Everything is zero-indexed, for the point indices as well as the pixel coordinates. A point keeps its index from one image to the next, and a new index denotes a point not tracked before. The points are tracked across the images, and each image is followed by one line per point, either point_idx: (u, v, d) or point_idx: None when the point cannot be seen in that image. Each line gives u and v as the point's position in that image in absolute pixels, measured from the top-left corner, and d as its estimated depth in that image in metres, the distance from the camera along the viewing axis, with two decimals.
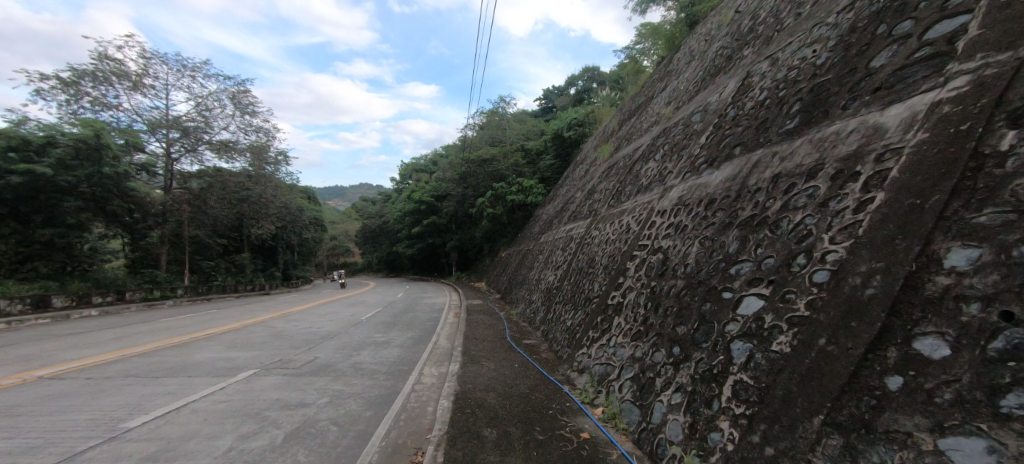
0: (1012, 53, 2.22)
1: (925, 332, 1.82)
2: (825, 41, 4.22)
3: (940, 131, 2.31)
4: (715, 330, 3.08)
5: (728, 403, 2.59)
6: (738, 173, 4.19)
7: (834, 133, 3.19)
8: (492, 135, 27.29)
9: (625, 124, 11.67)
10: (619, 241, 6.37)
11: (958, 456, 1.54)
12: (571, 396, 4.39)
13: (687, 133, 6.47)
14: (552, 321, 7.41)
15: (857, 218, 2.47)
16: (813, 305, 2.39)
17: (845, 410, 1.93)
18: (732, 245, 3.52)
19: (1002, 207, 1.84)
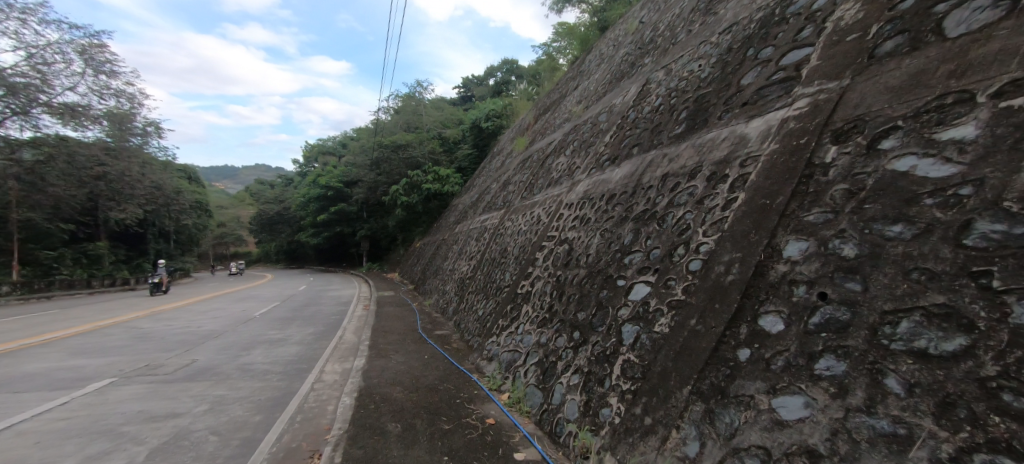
0: (837, 85, 2.72)
1: (768, 311, 2.15)
2: (709, 58, 4.76)
3: (786, 143, 2.76)
4: (610, 315, 3.35)
5: (617, 381, 2.85)
6: (635, 171, 4.57)
7: (712, 139, 3.62)
8: (406, 121, 26.30)
9: (541, 119, 12.00)
10: (530, 232, 6.58)
11: (784, 412, 1.81)
12: (478, 384, 4.47)
13: (594, 132, 6.87)
14: (465, 311, 7.42)
15: (723, 215, 2.86)
16: (687, 290, 2.73)
17: (707, 380, 2.22)
18: (627, 237, 3.85)
19: (824, 208, 2.24)
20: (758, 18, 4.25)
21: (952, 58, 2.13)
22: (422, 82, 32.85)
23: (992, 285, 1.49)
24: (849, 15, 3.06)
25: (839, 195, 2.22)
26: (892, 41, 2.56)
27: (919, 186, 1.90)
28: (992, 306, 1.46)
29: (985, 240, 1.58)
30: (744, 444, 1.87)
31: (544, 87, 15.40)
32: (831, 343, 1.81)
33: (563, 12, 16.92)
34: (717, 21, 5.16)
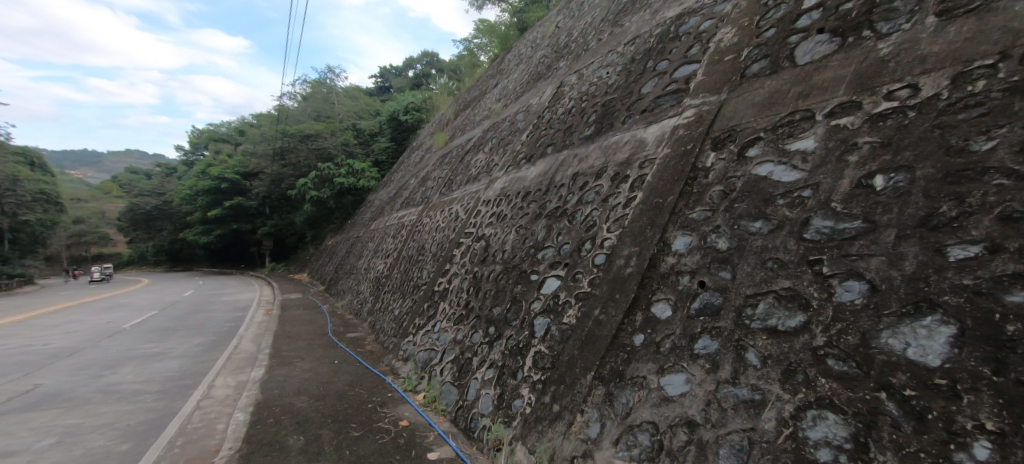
0: (717, 98, 3.09)
1: (659, 299, 2.38)
2: (616, 66, 5.10)
3: (676, 149, 3.07)
4: (523, 309, 3.46)
5: (529, 372, 2.95)
6: (548, 170, 4.76)
7: (616, 142, 3.89)
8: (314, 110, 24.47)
9: (460, 115, 11.90)
10: (448, 229, 6.52)
11: (669, 388, 2.01)
12: (392, 386, 4.34)
13: (512, 130, 6.99)
14: (380, 312, 7.13)
15: (625, 213, 3.10)
16: (592, 282, 2.92)
17: (607, 365, 2.39)
18: (540, 233, 4.00)
19: (705, 206, 2.53)
20: (657, 33, 4.66)
21: (800, 82, 2.53)
22: (332, 69, 30.74)
23: (821, 271, 1.79)
24: (727, 38, 3.48)
25: (715, 195, 2.52)
26: (758, 64, 2.96)
27: (775, 188, 2.24)
28: (822, 287, 1.75)
29: (818, 233, 1.90)
30: (636, 421, 2.04)
31: (464, 83, 15.30)
32: (708, 325, 2.06)
33: (482, 8, 16.91)
34: (623, 32, 5.55)
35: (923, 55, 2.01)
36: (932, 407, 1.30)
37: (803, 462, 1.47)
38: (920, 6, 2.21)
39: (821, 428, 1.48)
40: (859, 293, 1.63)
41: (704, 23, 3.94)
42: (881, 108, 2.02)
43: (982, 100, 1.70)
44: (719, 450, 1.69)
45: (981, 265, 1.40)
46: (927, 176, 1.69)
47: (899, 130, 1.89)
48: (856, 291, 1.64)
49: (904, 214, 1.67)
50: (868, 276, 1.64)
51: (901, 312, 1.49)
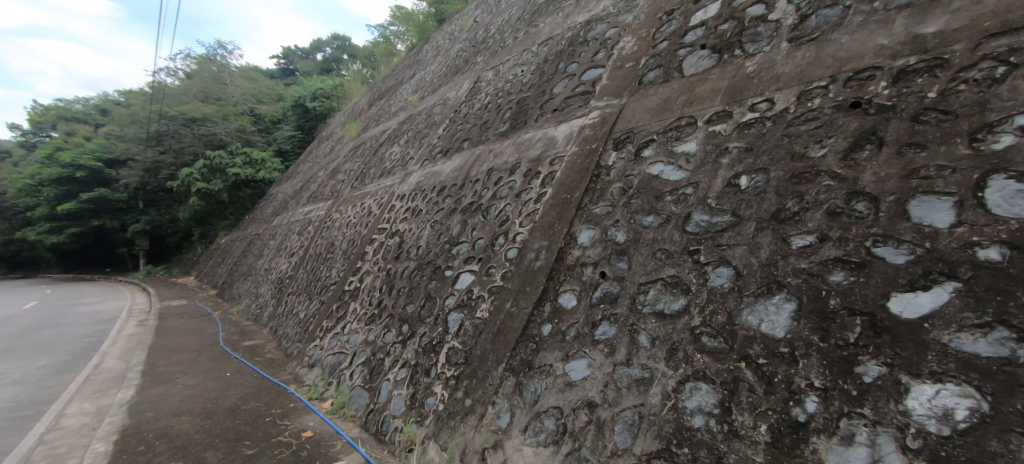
0: (618, 102, 3.32)
1: (565, 290, 2.52)
2: (530, 65, 5.22)
3: (583, 147, 3.25)
4: (437, 306, 3.42)
5: (442, 369, 2.92)
6: (464, 165, 4.74)
7: (528, 139, 4.01)
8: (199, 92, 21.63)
9: (374, 105, 11.34)
10: (359, 225, 6.20)
11: (573, 374, 2.12)
12: (295, 396, 4.04)
13: (428, 124, 6.84)
14: (283, 315, 6.56)
15: (536, 208, 3.21)
16: (505, 276, 2.99)
17: (517, 356, 2.46)
18: (455, 228, 3.98)
19: (607, 202, 2.72)
20: (568, 36, 4.86)
21: (686, 91, 2.82)
22: (223, 46, 27.43)
23: (700, 259, 2.02)
24: (628, 46, 3.75)
25: (615, 192, 2.72)
26: (653, 72, 3.24)
27: (664, 186, 2.47)
28: (699, 273, 1.98)
29: (698, 226, 2.14)
30: (543, 407, 2.13)
31: (379, 72, 14.60)
32: (607, 312, 2.22)
33: None
34: (537, 33, 5.70)
35: (778, 75, 2.36)
36: (777, 371, 1.53)
37: (681, 428, 1.64)
38: (777, 32, 2.58)
39: (696, 398, 1.67)
40: (726, 278, 1.87)
41: (609, 30, 4.19)
42: (746, 118, 2.33)
43: (817, 116, 2.05)
44: (615, 427, 1.82)
45: (814, 251, 1.68)
46: (778, 177, 2.00)
47: (759, 137, 2.20)
48: (725, 276, 1.88)
49: (762, 209, 1.95)
50: (734, 263, 1.88)
51: (757, 292, 1.74)
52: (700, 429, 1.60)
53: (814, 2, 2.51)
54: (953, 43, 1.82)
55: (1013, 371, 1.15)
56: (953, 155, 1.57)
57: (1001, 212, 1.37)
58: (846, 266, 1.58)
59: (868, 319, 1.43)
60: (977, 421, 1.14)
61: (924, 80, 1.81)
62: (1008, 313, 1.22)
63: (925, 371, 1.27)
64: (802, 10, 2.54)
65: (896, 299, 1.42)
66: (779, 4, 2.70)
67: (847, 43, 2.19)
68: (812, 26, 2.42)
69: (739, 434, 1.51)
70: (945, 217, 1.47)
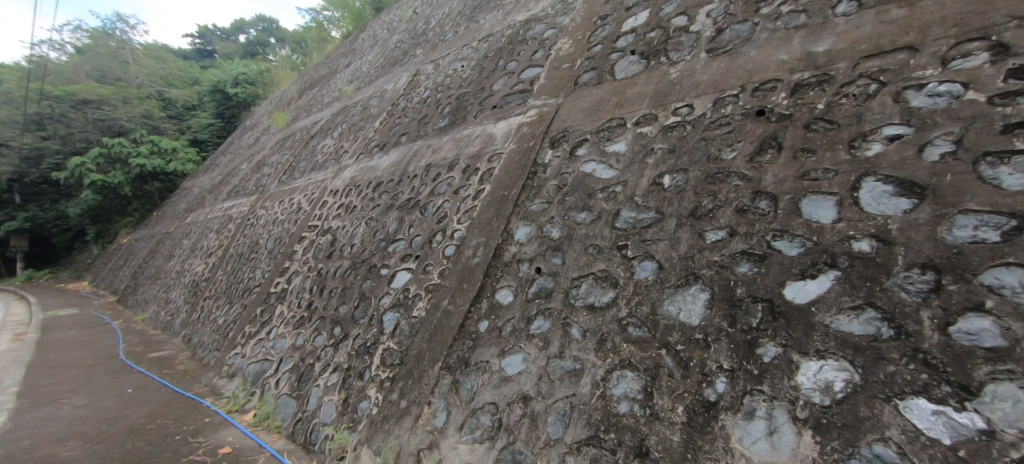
0: (555, 101, 3.40)
1: (502, 286, 2.54)
2: (471, 60, 5.18)
3: (520, 145, 3.30)
4: (372, 306, 3.31)
5: (376, 371, 2.83)
6: (402, 160, 4.61)
7: (467, 135, 3.98)
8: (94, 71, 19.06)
9: (304, 94, 10.67)
10: (287, 222, 5.81)
11: (509, 369, 2.15)
12: (211, 409, 3.71)
13: (364, 116, 6.56)
14: (198, 322, 5.99)
15: (474, 205, 3.21)
16: (442, 273, 2.96)
17: (454, 353, 2.45)
18: (391, 225, 3.87)
19: (543, 199, 2.78)
20: (508, 34, 4.88)
21: (617, 93, 2.96)
22: (123, 21, 24.37)
23: (627, 254, 2.13)
24: (564, 48, 3.84)
25: (551, 189, 2.79)
26: (587, 74, 3.35)
27: (596, 184, 2.57)
28: (627, 267, 2.09)
29: (626, 222, 2.25)
30: (480, 404, 2.14)
31: (310, 60, 13.75)
32: (541, 307, 2.27)
33: None
34: (478, 28, 5.67)
35: (697, 82, 2.54)
36: (693, 356, 1.66)
37: (609, 415, 1.72)
38: (697, 42, 2.78)
39: (622, 386, 1.76)
40: (650, 271, 2.00)
41: (547, 30, 4.27)
42: (669, 121, 2.50)
43: (729, 121, 2.24)
44: (547, 418, 1.87)
45: (724, 245, 1.85)
46: (696, 177, 2.16)
47: (680, 139, 2.37)
48: (649, 269, 2.00)
49: (682, 207, 2.10)
50: (657, 257, 2.01)
51: (677, 284, 1.87)
52: (625, 414, 1.68)
53: (728, 18, 2.73)
54: (838, 61, 2.07)
55: (878, 345, 1.34)
56: (836, 160, 1.79)
57: (872, 209, 1.59)
58: (750, 258, 1.75)
59: (767, 304, 1.60)
60: (850, 390, 1.32)
61: (815, 93, 2.04)
62: (875, 296, 1.42)
63: (812, 350, 1.44)
64: (719, 24, 2.75)
65: (789, 286, 1.60)
66: (699, 17, 2.91)
67: (754, 56, 2.41)
68: (726, 39, 2.63)
69: (659, 416, 1.61)
70: (830, 214, 1.67)
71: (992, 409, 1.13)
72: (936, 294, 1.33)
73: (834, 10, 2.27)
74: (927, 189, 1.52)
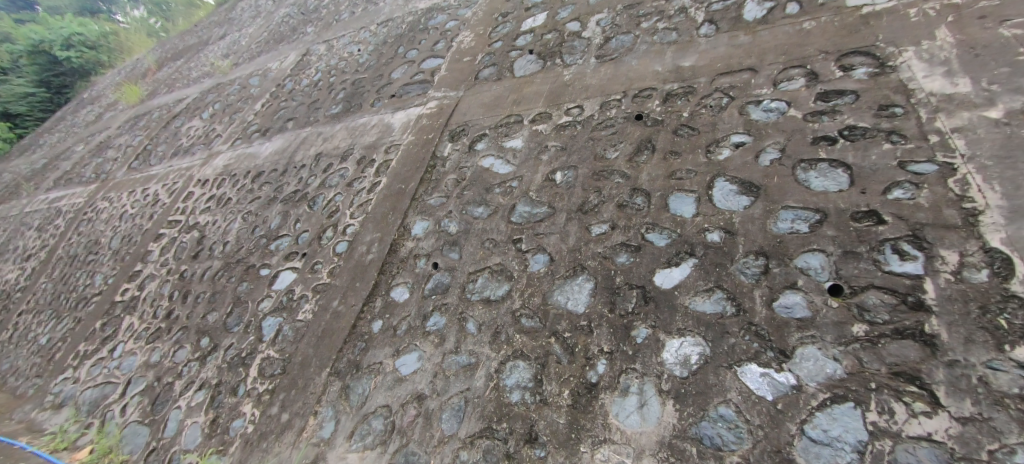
0: (455, 94, 3.36)
1: (397, 283, 2.46)
2: (368, 44, 4.88)
3: (419, 137, 3.21)
4: (249, 311, 2.97)
5: (252, 384, 2.54)
6: (287, 148, 4.19)
7: (363, 125, 3.76)
8: None
9: (163, 66, 9.08)
10: (140, 217, 4.93)
11: (403, 368, 2.09)
12: (29, 450, 3.02)
13: (242, 96, 5.81)
14: (10, 343, 4.81)
15: (368, 198, 3.04)
16: (332, 272, 2.76)
17: (343, 358, 2.30)
18: (273, 221, 3.51)
19: (441, 193, 2.75)
20: (409, 21, 4.68)
21: (515, 91, 3.03)
22: None
23: (521, 247, 2.21)
24: (466, 40, 3.81)
25: (449, 183, 2.77)
26: (487, 69, 3.37)
27: (493, 179, 2.62)
28: (521, 260, 2.16)
29: (521, 216, 2.33)
30: (372, 408, 2.04)
31: (172, 27, 11.72)
32: (438, 303, 2.25)
33: None
34: (376, 11, 5.34)
35: (587, 85, 2.71)
36: (578, 342, 1.79)
37: (501, 405, 1.77)
38: (588, 48, 2.96)
39: (515, 375, 1.83)
40: (542, 263, 2.09)
41: (450, 21, 4.19)
42: (562, 121, 2.63)
43: (612, 123, 2.44)
44: (442, 415, 1.85)
45: (607, 237, 2.01)
46: (583, 174, 2.31)
47: (571, 138, 2.51)
48: (541, 262, 2.10)
49: (571, 202, 2.24)
50: (549, 249, 2.12)
51: (565, 275, 1.99)
52: (517, 403, 1.75)
53: (615, 28, 2.95)
54: (700, 76, 2.37)
55: (723, 322, 1.58)
56: (696, 162, 2.05)
57: (722, 205, 1.85)
58: (627, 249, 1.93)
59: (641, 291, 1.79)
60: (702, 362, 1.53)
61: (681, 102, 2.32)
62: (722, 279, 1.66)
63: (674, 329, 1.64)
64: (607, 33, 2.96)
65: (658, 273, 1.80)
66: (590, 24, 3.10)
67: (635, 65, 2.65)
68: (613, 47, 2.85)
69: (548, 401, 1.70)
70: (690, 209, 1.91)
71: (800, 368, 1.40)
72: (765, 276, 1.60)
73: (699, 30, 2.59)
74: (760, 189, 1.82)
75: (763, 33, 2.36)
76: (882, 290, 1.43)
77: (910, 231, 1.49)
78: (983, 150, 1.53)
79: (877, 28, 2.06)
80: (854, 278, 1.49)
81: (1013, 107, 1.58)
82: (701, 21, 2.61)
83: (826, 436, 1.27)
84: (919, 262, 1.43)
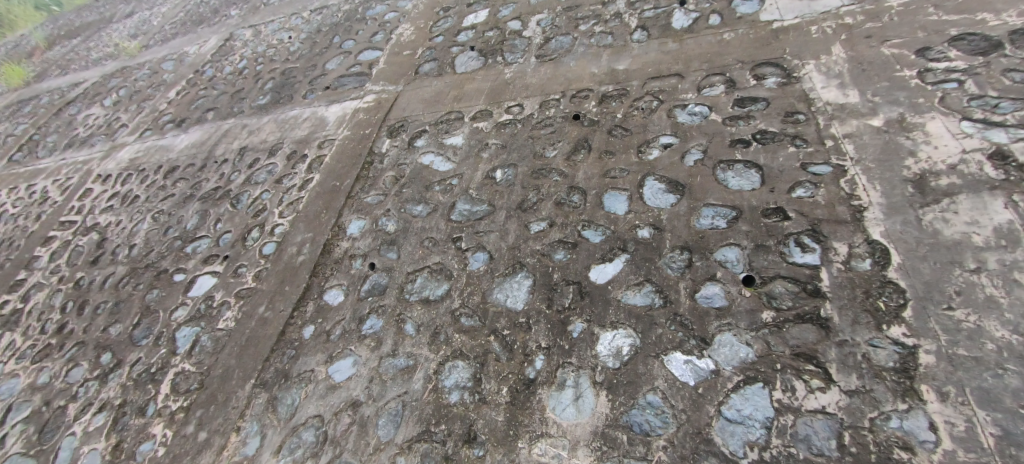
0: (394, 89, 3.26)
1: (331, 285, 2.35)
2: (300, 32, 4.59)
3: (355, 132, 3.08)
4: (160, 322, 2.69)
5: (163, 402, 2.30)
6: (207, 141, 3.84)
7: (293, 117, 3.53)
8: None
9: (54, 44, 7.95)
10: (24, 217, 4.29)
11: (337, 375, 2.00)
12: None
13: (153, 83, 5.23)
14: None
15: (300, 196, 2.87)
16: (258, 276, 2.57)
17: (270, 367, 2.15)
18: (190, 221, 3.21)
19: (379, 191, 2.66)
20: (346, 10, 4.46)
21: (456, 87, 2.99)
22: None
23: (461, 245, 2.19)
24: (406, 33, 3.69)
25: (388, 181, 2.69)
26: (428, 64, 3.30)
27: (433, 177, 2.57)
28: (461, 259, 2.15)
29: (461, 214, 2.31)
30: (302, 419, 1.93)
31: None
32: (374, 305, 2.17)
33: None
34: None
35: (527, 84, 2.74)
36: (517, 339, 1.81)
37: (440, 407, 1.74)
38: (528, 47, 2.99)
39: (453, 376, 1.81)
40: (481, 262, 2.09)
41: (389, 13, 4.04)
42: (503, 119, 2.64)
43: (551, 123, 2.49)
44: (378, 421, 1.79)
45: (545, 235, 2.05)
46: (523, 172, 2.34)
47: (511, 136, 2.53)
48: (481, 260, 2.10)
49: (510, 200, 2.25)
50: (488, 247, 2.12)
51: (505, 272, 2.00)
52: (456, 404, 1.73)
53: (554, 29, 3.00)
54: (633, 79, 2.48)
55: (652, 313, 1.67)
56: (629, 162, 2.15)
57: (651, 203, 1.96)
58: (564, 245, 1.98)
59: (577, 286, 1.84)
60: (633, 352, 1.61)
61: (616, 104, 2.41)
62: (651, 273, 1.76)
63: (608, 322, 1.71)
64: (547, 33, 3.00)
65: (593, 269, 1.87)
66: (531, 24, 3.13)
67: (573, 66, 2.72)
68: (552, 48, 2.90)
69: (486, 400, 1.70)
70: (622, 206, 2.00)
71: (719, 354, 1.51)
72: (689, 269, 1.71)
73: (632, 35, 2.70)
74: (685, 187, 1.94)
75: (689, 41, 2.52)
76: (786, 279, 1.58)
77: (810, 226, 1.66)
78: (867, 154, 1.75)
79: (785, 42, 2.27)
80: (764, 269, 1.63)
81: (891, 117, 1.82)
82: (635, 27, 2.73)
83: (740, 415, 1.38)
84: (816, 254, 1.60)
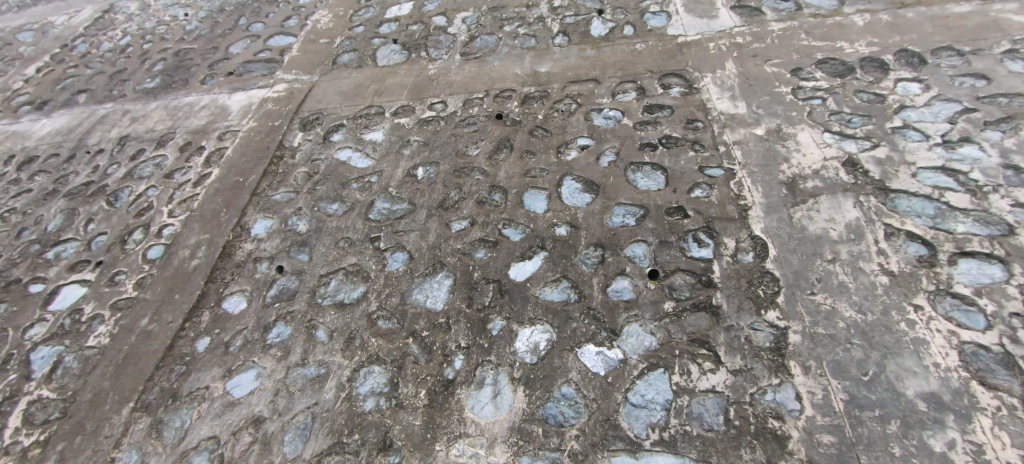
0: (308, 79, 3.04)
1: (231, 292, 2.14)
2: (199, 10, 4.11)
3: (262, 123, 2.83)
4: (8, 342, 2.25)
5: (11, 438, 1.90)
6: (76, 128, 3.29)
7: (188, 105, 3.15)
8: None
9: None
10: None
11: (236, 390, 1.82)
12: None
13: (4, 55, 4.37)
14: None
15: (194, 192, 2.57)
16: (140, 283, 2.26)
17: (154, 387, 1.90)
18: (52, 221, 2.73)
19: (289, 189, 2.47)
20: None
21: (376, 81, 2.87)
22: None
23: (379, 246, 2.11)
24: (323, 21, 3.47)
25: (299, 178, 2.51)
26: (347, 54, 3.12)
27: (350, 174, 2.44)
28: (379, 260, 2.07)
29: (379, 214, 2.22)
30: (193, 442, 1.73)
31: None
32: (282, 311, 2.01)
33: None
34: None
35: (451, 82, 2.71)
36: (436, 340, 1.78)
37: (354, 416, 1.66)
38: (453, 44, 2.95)
39: (369, 382, 1.73)
40: (400, 262, 2.03)
41: None
42: (425, 116, 2.58)
43: (474, 121, 2.48)
44: (284, 437, 1.66)
45: (466, 234, 2.05)
46: (445, 171, 2.31)
47: (434, 134, 2.48)
48: (400, 260, 2.03)
49: (431, 198, 2.21)
50: (408, 247, 2.07)
51: (425, 272, 1.97)
52: (371, 411, 1.66)
53: (479, 27, 2.99)
54: (553, 82, 2.55)
55: (567, 308, 1.74)
56: (548, 162, 2.21)
57: (568, 202, 2.04)
58: (485, 244, 1.99)
59: (497, 284, 1.86)
60: (549, 347, 1.66)
61: (537, 105, 2.47)
62: (567, 270, 1.83)
63: (526, 318, 1.75)
64: (472, 31, 2.99)
65: (513, 266, 1.90)
66: (456, 21, 3.09)
67: (497, 66, 2.73)
68: (477, 46, 2.89)
69: (404, 405, 1.65)
70: (540, 205, 2.06)
71: (626, 344, 1.62)
72: (601, 265, 1.81)
73: (554, 40, 2.79)
74: (598, 187, 2.05)
75: (605, 48, 2.65)
76: (685, 272, 1.73)
77: (705, 224, 1.83)
78: (751, 160, 1.97)
79: (688, 55, 2.48)
80: (666, 263, 1.77)
81: (771, 127, 2.07)
82: (556, 32, 2.82)
83: (643, 400, 1.49)
84: (710, 248, 1.77)
